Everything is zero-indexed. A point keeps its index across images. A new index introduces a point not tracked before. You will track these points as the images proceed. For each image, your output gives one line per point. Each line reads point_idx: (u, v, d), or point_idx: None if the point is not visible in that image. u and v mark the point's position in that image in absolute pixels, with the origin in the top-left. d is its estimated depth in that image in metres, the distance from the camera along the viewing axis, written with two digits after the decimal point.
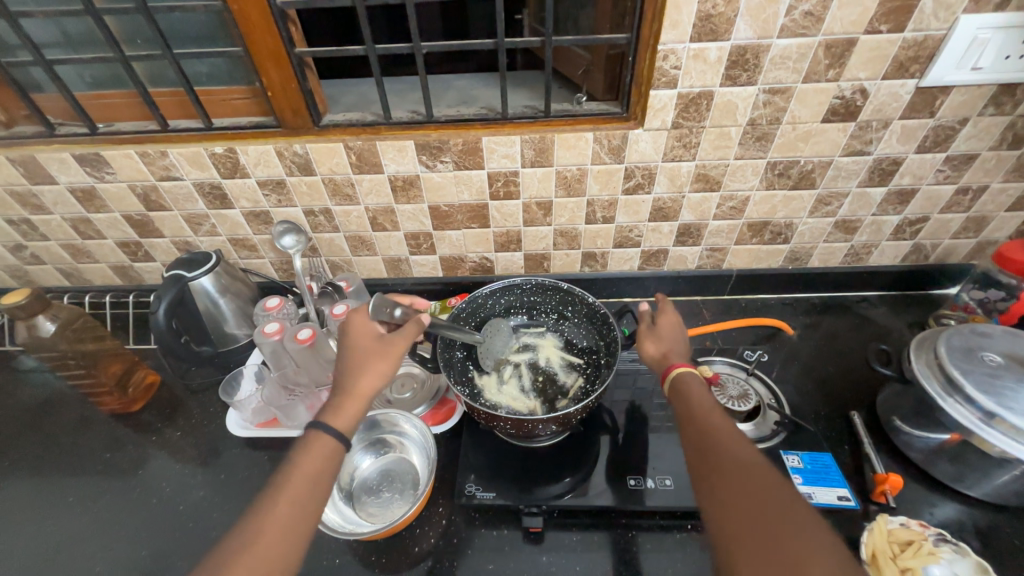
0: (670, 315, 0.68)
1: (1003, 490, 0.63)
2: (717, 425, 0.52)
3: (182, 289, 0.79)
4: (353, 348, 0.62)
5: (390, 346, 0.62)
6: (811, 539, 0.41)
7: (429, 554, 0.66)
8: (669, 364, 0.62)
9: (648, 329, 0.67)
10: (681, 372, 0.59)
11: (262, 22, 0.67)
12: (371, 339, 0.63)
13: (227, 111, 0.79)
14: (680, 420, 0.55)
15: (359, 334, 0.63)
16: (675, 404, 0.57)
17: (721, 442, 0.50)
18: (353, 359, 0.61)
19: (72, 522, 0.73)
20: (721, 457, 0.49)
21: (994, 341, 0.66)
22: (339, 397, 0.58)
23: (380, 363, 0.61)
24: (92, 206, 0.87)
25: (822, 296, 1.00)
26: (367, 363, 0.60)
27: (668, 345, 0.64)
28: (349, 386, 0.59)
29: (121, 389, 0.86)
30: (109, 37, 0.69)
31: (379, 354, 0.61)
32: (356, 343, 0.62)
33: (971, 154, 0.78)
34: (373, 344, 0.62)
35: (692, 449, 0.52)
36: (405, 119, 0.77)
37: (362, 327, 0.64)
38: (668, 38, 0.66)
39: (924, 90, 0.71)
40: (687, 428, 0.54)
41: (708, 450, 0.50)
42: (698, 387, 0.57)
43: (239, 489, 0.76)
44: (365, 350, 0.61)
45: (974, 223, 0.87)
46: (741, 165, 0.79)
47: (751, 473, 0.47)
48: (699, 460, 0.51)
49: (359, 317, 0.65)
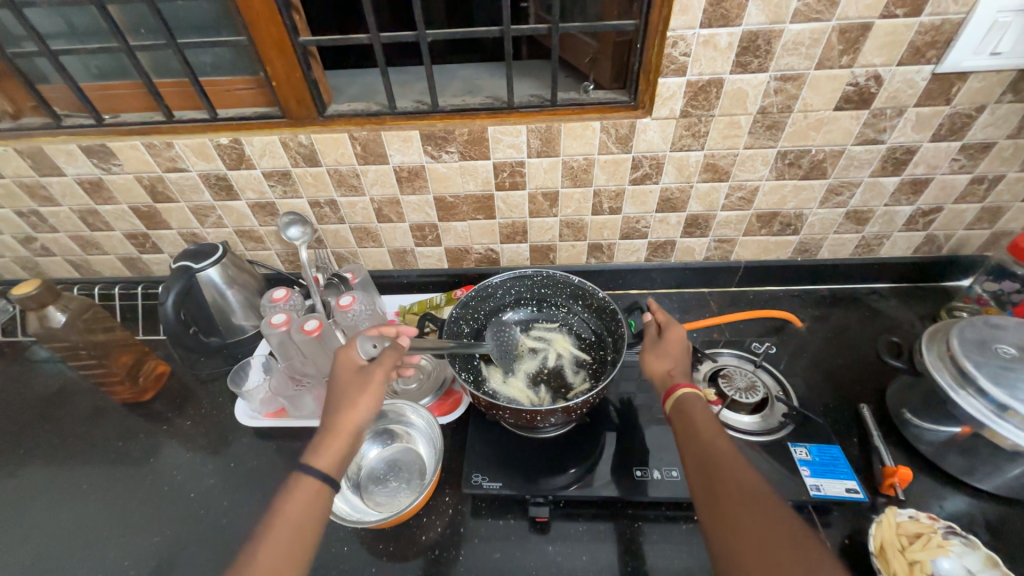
0: (676, 331, 0.68)
1: (1015, 483, 0.63)
2: (721, 446, 0.52)
3: (189, 281, 0.80)
4: (335, 385, 0.61)
5: (370, 379, 0.61)
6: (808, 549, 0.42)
7: (435, 543, 0.67)
8: (672, 381, 0.62)
9: (654, 343, 0.68)
10: (684, 392, 0.59)
11: (266, 10, 0.66)
12: (352, 373, 0.61)
13: (232, 102, 0.78)
14: (682, 438, 0.55)
15: (341, 369, 0.62)
16: (677, 422, 0.57)
17: (725, 463, 0.50)
18: (334, 396, 0.60)
19: (86, 509, 0.75)
20: (725, 478, 0.49)
21: (1008, 333, 0.65)
22: (323, 435, 0.57)
23: (360, 396, 0.59)
24: (100, 197, 0.87)
25: (832, 288, 0.99)
26: (348, 398, 0.59)
27: (672, 361, 0.65)
28: (330, 423, 0.58)
29: (132, 378, 0.87)
30: (114, 27, 0.69)
31: (360, 387, 0.60)
32: (338, 378, 0.61)
33: (988, 143, 0.76)
34: (353, 378, 0.61)
35: (695, 468, 0.52)
36: (410, 109, 0.76)
37: (345, 361, 0.63)
38: (677, 24, 0.65)
39: (940, 77, 0.69)
40: (689, 447, 0.54)
41: (711, 470, 0.50)
42: (700, 406, 0.57)
43: (249, 477, 0.77)
44: (345, 385, 0.60)
45: (989, 214, 0.86)
46: (750, 155, 0.78)
47: (756, 496, 0.47)
48: (702, 481, 0.51)
49: (343, 350, 0.64)
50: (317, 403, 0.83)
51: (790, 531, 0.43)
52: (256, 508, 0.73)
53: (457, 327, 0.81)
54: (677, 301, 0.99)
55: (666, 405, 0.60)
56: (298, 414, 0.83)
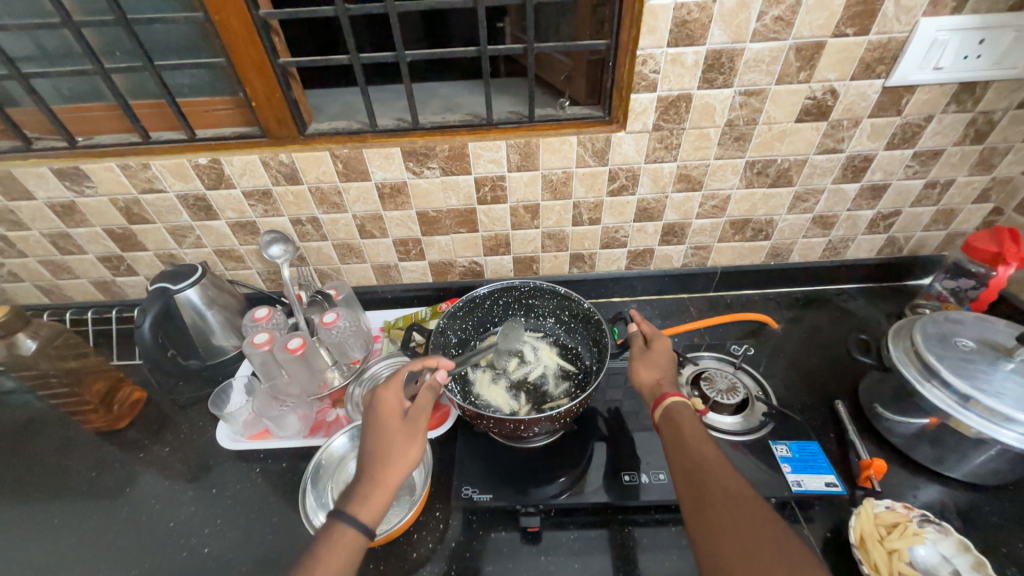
0: (664, 342, 0.70)
1: (981, 470, 0.66)
2: (707, 453, 0.54)
3: (167, 302, 0.78)
4: (378, 430, 0.57)
5: (417, 427, 0.58)
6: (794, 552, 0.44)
7: (427, 560, 0.66)
8: (661, 391, 0.63)
9: (643, 353, 0.69)
10: (672, 400, 0.60)
11: (245, 32, 0.67)
12: (397, 419, 0.58)
13: (210, 122, 0.78)
14: (669, 446, 0.57)
15: (384, 413, 0.58)
16: (665, 430, 0.59)
17: (710, 470, 0.52)
18: (378, 443, 0.56)
19: (59, 544, 0.72)
20: (710, 484, 0.50)
21: (966, 328, 0.69)
22: (367, 487, 0.54)
23: (407, 447, 0.57)
24: (73, 220, 0.85)
25: (804, 290, 1.03)
26: (395, 449, 0.56)
27: (661, 371, 0.66)
28: (376, 475, 0.55)
29: (107, 406, 0.84)
30: (89, 50, 0.69)
31: (407, 436, 0.57)
32: (382, 423, 0.58)
33: (937, 150, 0.81)
34: (400, 425, 0.58)
35: (681, 475, 0.53)
36: (391, 126, 0.77)
37: (388, 404, 0.59)
38: (646, 43, 0.68)
39: (890, 90, 0.74)
40: (676, 454, 0.55)
41: (696, 476, 0.52)
42: (687, 415, 0.59)
43: (232, 502, 0.75)
44: (391, 432, 0.57)
45: (943, 216, 0.91)
46: (721, 165, 0.82)
47: (739, 501, 0.48)
48: (688, 487, 0.52)
49: (385, 390, 0.59)
50: (302, 423, 0.82)
51: (773, 534, 0.45)
52: (240, 533, 0.71)
53: (444, 337, 0.82)
54: (658, 308, 1.01)
55: (654, 413, 0.62)
56: (283, 434, 0.82)
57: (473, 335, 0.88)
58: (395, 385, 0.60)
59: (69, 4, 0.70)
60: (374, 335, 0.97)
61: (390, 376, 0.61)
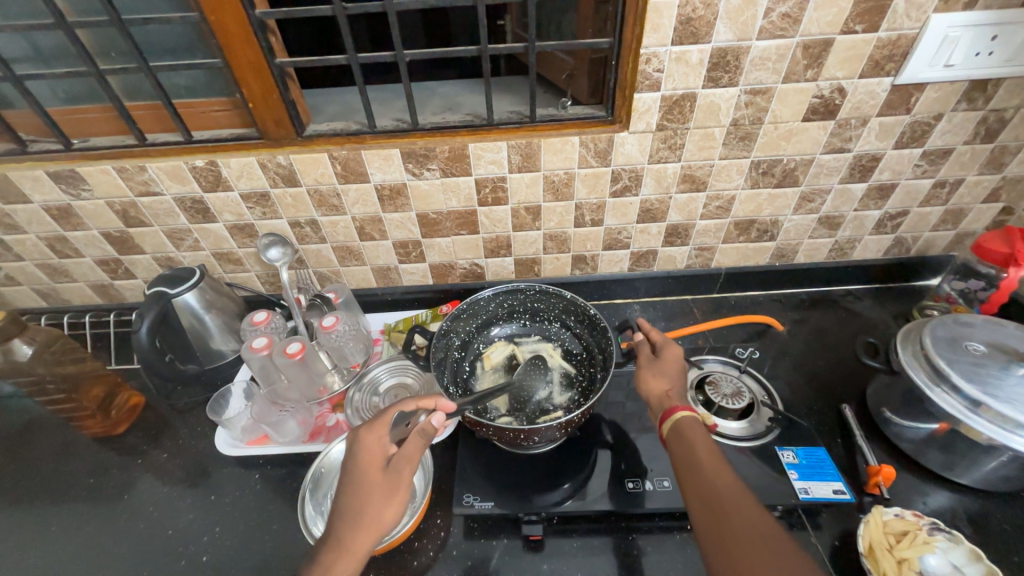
0: (674, 348, 0.69)
1: (992, 477, 0.64)
2: (721, 476, 0.53)
3: (164, 306, 0.77)
4: (357, 483, 0.56)
5: (398, 482, 0.57)
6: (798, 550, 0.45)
7: (428, 568, 0.65)
8: (670, 403, 0.63)
9: (651, 362, 0.68)
10: (682, 415, 0.60)
11: (241, 33, 0.66)
12: (378, 471, 0.56)
13: (207, 124, 0.77)
14: (681, 466, 0.56)
15: (365, 465, 0.56)
16: (675, 448, 0.58)
17: (726, 494, 0.51)
18: (357, 495, 0.56)
19: (57, 551, 0.71)
20: (728, 510, 0.49)
21: (976, 331, 0.68)
22: (340, 545, 0.54)
23: (385, 504, 0.56)
24: (69, 224, 0.84)
25: (809, 291, 1.02)
26: (372, 507, 0.55)
27: (670, 381, 0.65)
28: (350, 533, 0.54)
29: (103, 412, 0.84)
30: (83, 52, 0.68)
31: (385, 492, 0.56)
32: (362, 477, 0.56)
33: (947, 149, 0.80)
34: (380, 478, 0.56)
35: (696, 499, 0.52)
36: (389, 127, 0.76)
37: (370, 455, 0.57)
38: (649, 41, 0.67)
39: (899, 88, 0.73)
40: (690, 477, 0.54)
41: (713, 501, 0.51)
42: (697, 432, 0.58)
43: (231, 509, 0.74)
44: (370, 487, 0.56)
45: (952, 216, 0.89)
46: (726, 165, 0.80)
47: (760, 527, 0.47)
48: (705, 512, 0.51)
49: (369, 439, 0.57)
50: (302, 428, 0.81)
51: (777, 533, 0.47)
52: (239, 541, 0.71)
53: (446, 339, 0.81)
54: (662, 310, 1.00)
55: (662, 428, 0.61)
56: (282, 440, 0.80)
57: (476, 337, 0.87)
58: (379, 434, 0.58)
59: (63, 4, 0.69)
60: (375, 337, 0.96)
61: (376, 423, 0.58)
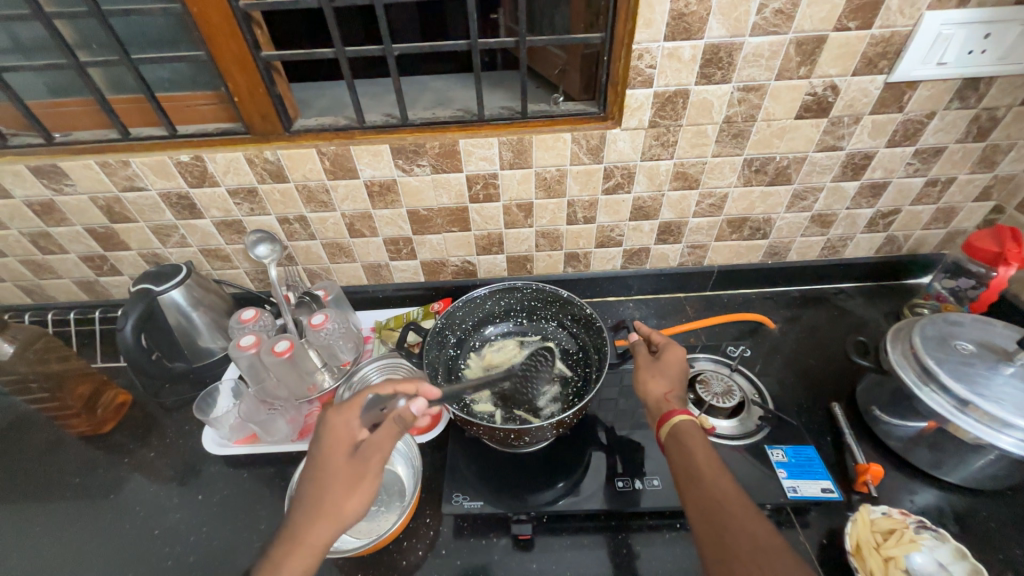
0: (677, 350, 0.68)
1: (979, 475, 0.65)
2: (725, 490, 0.52)
3: (149, 303, 0.76)
4: (322, 469, 0.55)
5: (365, 470, 0.55)
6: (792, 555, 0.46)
7: (416, 567, 0.65)
8: (668, 408, 0.62)
9: (651, 363, 0.68)
10: (681, 419, 0.60)
11: (225, 25, 0.64)
12: (345, 458, 0.55)
13: (193, 118, 0.76)
14: (682, 476, 0.55)
15: (331, 449, 0.55)
16: (675, 456, 0.57)
17: (729, 508, 0.50)
18: (320, 483, 0.54)
19: (41, 552, 0.70)
20: (733, 528, 0.49)
21: (965, 330, 0.68)
22: (296, 538, 0.52)
23: (349, 493, 0.54)
24: (52, 219, 0.83)
25: (801, 289, 1.02)
26: (334, 494, 0.54)
27: (670, 384, 0.65)
28: (307, 525, 0.52)
29: (89, 410, 0.82)
30: (63, 44, 0.66)
31: (350, 479, 0.54)
32: (327, 462, 0.55)
33: (939, 147, 0.80)
34: (347, 466, 0.55)
35: (698, 512, 0.52)
36: (379, 122, 0.75)
37: (339, 439, 0.56)
38: (642, 37, 0.66)
39: (892, 85, 0.72)
40: (691, 490, 0.53)
41: (716, 516, 0.50)
42: (697, 439, 0.58)
43: (220, 508, 0.74)
44: (335, 475, 0.54)
45: (943, 215, 0.90)
46: (719, 163, 0.80)
47: (767, 549, 0.46)
48: (708, 528, 0.50)
49: (337, 422, 0.57)
50: (291, 426, 0.81)
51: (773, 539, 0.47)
52: (227, 541, 0.70)
53: (440, 337, 0.81)
54: (654, 307, 1.00)
55: (660, 432, 0.61)
56: (270, 439, 0.80)
57: (471, 335, 0.86)
58: (347, 416, 0.57)
59: None
60: (365, 335, 0.95)
61: (347, 405, 0.58)
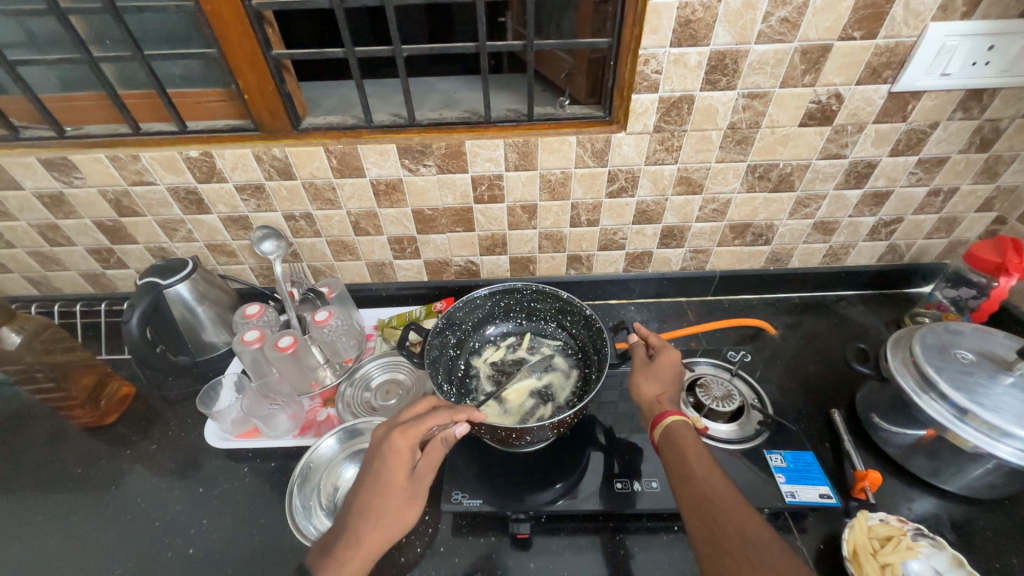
0: (670, 354, 0.69)
1: (977, 484, 0.65)
2: (715, 486, 0.53)
3: (156, 297, 0.77)
4: (382, 484, 0.57)
5: (421, 486, 0.58)
6: (779, 548, 0.47)
7: (415, 564, 0.66)
8: (660, 409, 0.63)
9: (646, 365, 0.68)
10: (672, 420, 0.60)
11: (236, 22, 0.65)
12: (405, 477, 0.57)
13: (203, 114, 0.77)
14: (674, 475, 0.56)
15: (393, 468, 0.57)
16: (667, 455, 0.58)
17: (720, 504, 0.51)
18: (379, 498, 0.56)
19: (43, 542, 0.70)
20: (723, 524, 0.50)
21: (965, 339, 0.68)
22: (349, 548, 0.54)
23: (404, 509, 0.57)
24: (61, 212, 0.84)
25: (803, 296, 1.02)
26: (392, 509, 0.56)
27: (663, 387, 0.65)
28: (363, 537, 0.55)
29: (93, 401, 0.83)
30: (77, 39, 0.67)
31: (406, 497, 0.57)
32: (387, 479, 0.57)
33: (942, 157, 0.80)
34: (406, 484, 0.57)
35: (691, 509, 0.52)
36: (387, 122, 0.76)
37: (400, 460, 0.57)
38: (648, 43, 0.66)
39: (896, 95, 0.73)
40: (685, 488, 0.54)
41: (708, 513, 0.51)
42: (688, 438, 0.58)
43: (221, 501, 0.74)
44: (395, 492, 0.57)
45: (946, 224, 0.90)
46: (722, 169, 0.80)
47: (756, 543, 0.47)
48: (701, 525, 0.51)
49: (400, 441, 0.58)
50: (292, 421, 0.81)
51: (760, 533, 0.48)
52: (227, 534, 0.70)
53: (441, 338, 0.80)
54: (656, 311, 1.00)
55: (653, 433, 0.61)
56: (272, 433, 0.80)
57: (471, 336, 0.87)
58: (413, 437, 0.58)
59: None
60: (368, 333, 0.95)
61: (411, 427, 0.58)
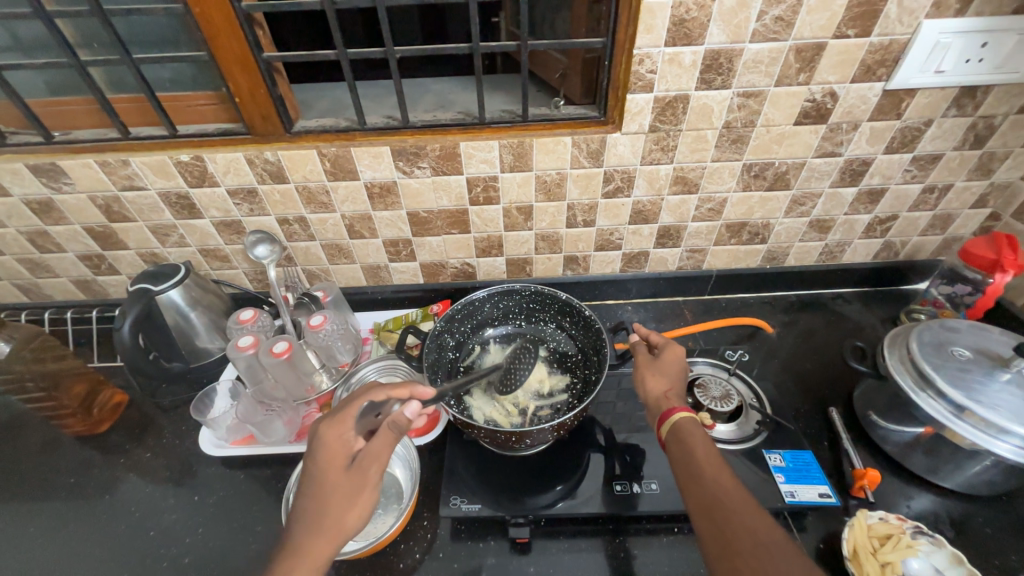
0: (675, 350, 0.69)
1: (974, 481, 0.65)
2: (725, 486, 0.53)
3: (148, 303, 0.75)
4: (319, 481, 0.55)
5: (364, 480, 0.56)
6: (790, 548, 0.46)
7: (414, 570, 0.65)
8: (667, 405, 0.63)
9: (650, 361, 0.68)
10: (680, 417, 0.60)
11: (226, 24, 0.64)
12: (342, 471, 0.55)
13: (193, 118, 0.76)
14: (682, 475, 0.55)
15: (327, 462, 0.55)
16: (675, 454, 0.58)
17: (730, 505, 0.51)
18: (320, 498, 0.54)
19: (35, 554, 0.69)
20: (735, 526, 0.49)
21: (962, 336, 0.68)
22: (290, 556, 0.52)
23: (348, 506, 0.55)
24: (51, 218, 0.82)
25: (799, 294, 1.02)
26: (334, 507, 0.54)
27: (669, 383, 0.65)
28: (305, 543, 0.53)
29: (85, 410, 0.82)
30: (62, 42, 0.66)
31: (349, 492, 0.55)
32: (325, 475, 0.55)
33: (936, 154, 0.80)
34: (346, 478, 0.55)
35: (699, 509, 0.52)
36: (380, 125, 0.75)
37: (334, 452, 0.55)
38: (643, 42, 0.66)
39: (890, 93, 0.73)
40: (693, 487, 0.54)
41: (718, 514, 0.50)
42: (697, 436, 0.58)
43: (217, 508, 0.74)
44: (335, 487, 0.55)
45: (940, 221, 0.90)
46: (718, 168, 0.80)
47: (768, 544, 0.47)
48: (710, 525, 0.50)
49: (332, 432, 0.56)
50: (288, 428, 0.80)
51: (771, 532, 0.48)
52: (223, 542, 0.70)
53: (439, 341, 0.80)
54: (652, 310, 1.00)
55: (660, 431, 0.61)
56: (268, 441, 0.79)
57: (470, 338, 0.86)
58: (345, 425, 0.56)
59: None
60: (364, 337, 0.95)
61: (342, 415, 0.57)
